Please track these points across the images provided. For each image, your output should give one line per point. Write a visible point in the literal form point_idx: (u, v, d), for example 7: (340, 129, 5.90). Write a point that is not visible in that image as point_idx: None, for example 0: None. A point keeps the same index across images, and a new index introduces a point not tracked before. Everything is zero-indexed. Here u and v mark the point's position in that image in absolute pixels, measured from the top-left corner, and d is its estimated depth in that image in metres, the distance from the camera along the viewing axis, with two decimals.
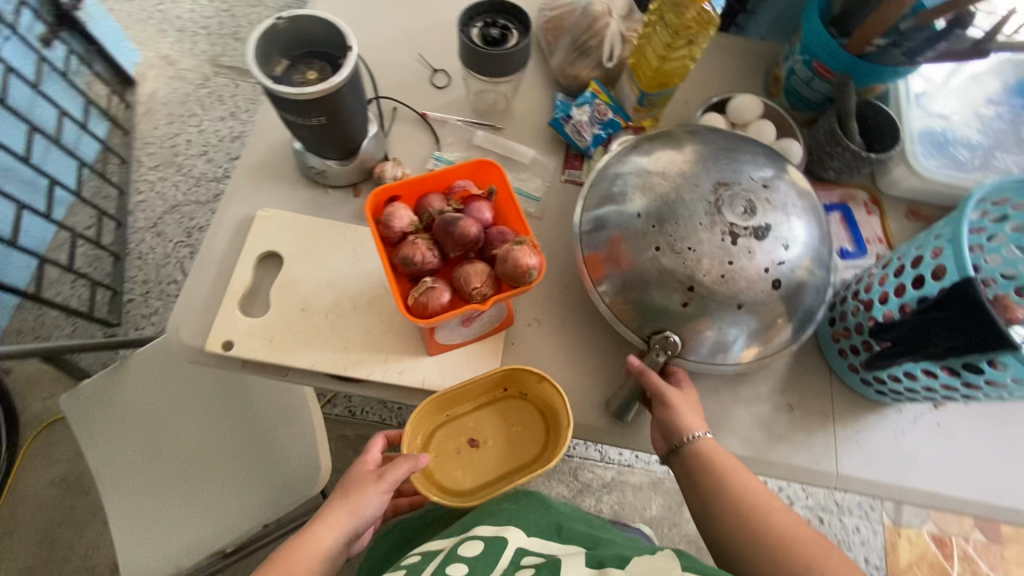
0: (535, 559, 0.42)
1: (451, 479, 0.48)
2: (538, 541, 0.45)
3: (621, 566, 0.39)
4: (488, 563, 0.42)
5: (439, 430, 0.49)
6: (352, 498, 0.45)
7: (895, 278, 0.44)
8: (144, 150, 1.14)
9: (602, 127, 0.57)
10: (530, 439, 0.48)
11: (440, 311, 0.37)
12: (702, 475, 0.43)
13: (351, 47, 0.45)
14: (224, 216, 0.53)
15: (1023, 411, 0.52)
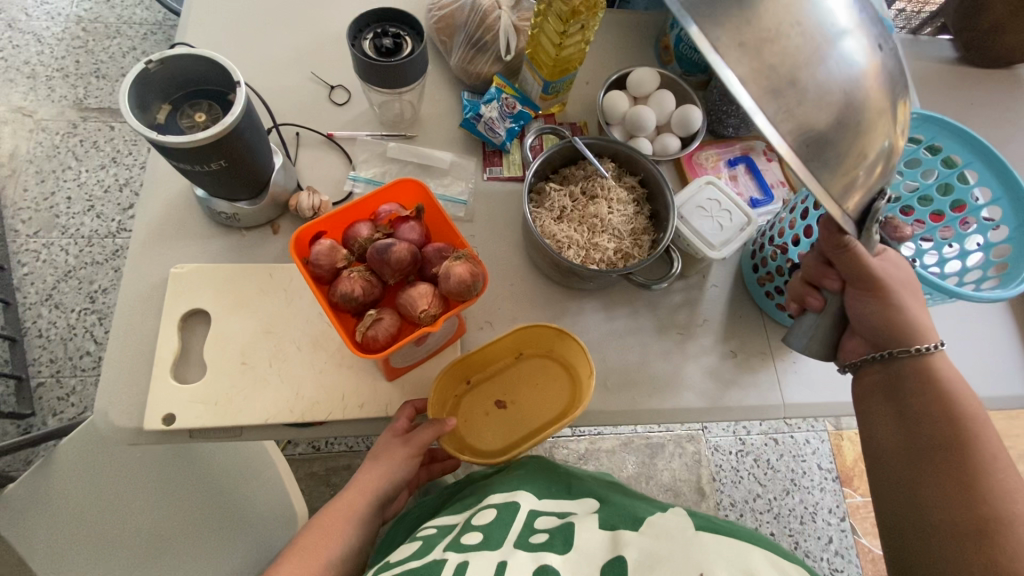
0: (548, 524, 0.41)
1: (480, 440, 0.48)
2: (549, 502, 0.45)
3: (634, 527, 0.40)
4: (500, 527, 0.40)
5: (464, 398, 0.49)
6: (382, 463, 0.46)
7: (801, 221, 0.48)
8: (18, 216, 1.02)
9: (513, 120, 0.58)
10: (556, 391, 0.49)
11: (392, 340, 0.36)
12: (921, 389, 0.41)
13: (239, 82, 0.42)
14: (133, 282, 0.49)
15: (925, 314, 0.58)
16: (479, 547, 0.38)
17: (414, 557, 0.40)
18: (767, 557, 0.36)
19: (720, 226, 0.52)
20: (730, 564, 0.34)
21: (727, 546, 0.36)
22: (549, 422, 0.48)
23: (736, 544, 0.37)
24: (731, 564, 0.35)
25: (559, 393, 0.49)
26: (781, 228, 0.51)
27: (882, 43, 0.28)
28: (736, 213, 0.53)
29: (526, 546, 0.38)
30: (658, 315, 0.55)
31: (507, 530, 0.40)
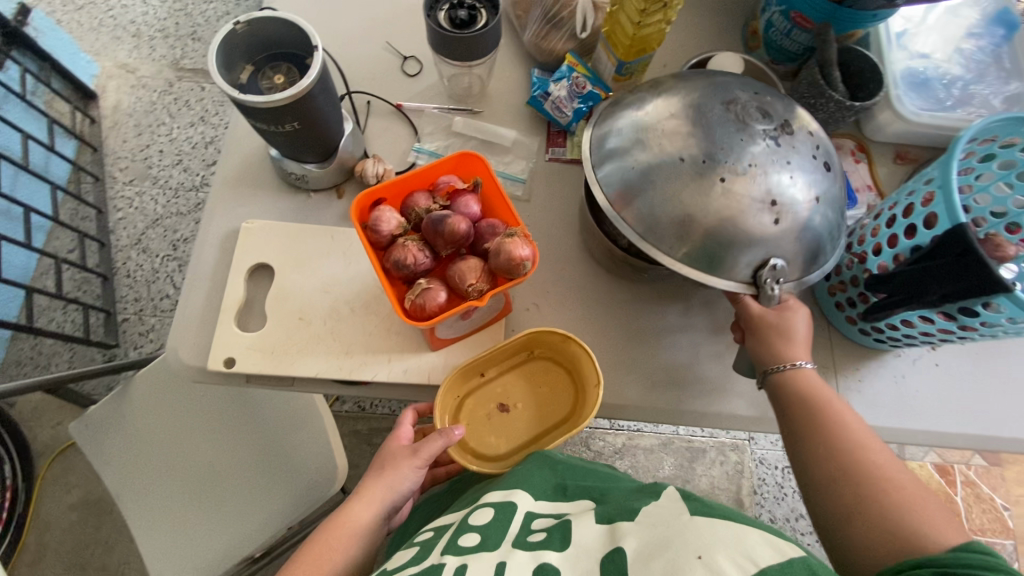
0: (545, 524, 0.41)
1: (482, 444, 0.48)
2: (546, 503, 0.43)
3: (631, 518, 0.38)
4: (499, 529, 0.39)
5: (468, 399, 0.48)
6: (387, 473, 0.46)
7: (887, 228, 0.44)
8: (117, 165, 1.11)
9: (581, 101, 0.55)
10: (561, 397, 0.48)
11: (439, 311, 0.37)
12: (787, 403, 0.44)
13: (317, 46, 0.43)
14: (208, 232, 0.52)
15: (1016, 344, 0.53)
16: (475, 550, 0.37)
17: (411, 563, 0.39)
18: (763, 538, 0.33)
19: None
20: (730, 550, 0.32)
21: (721, 529, 0.33)
22: (551, 430, 0.48)
23: (732, 527, 0.34)
24: (731, 549, 0.32)
25: (562, 399, 0.48)
26: (862, 235, 0.47)
27: (754, 170, 0.40)
28: None
29: (525, 546, 0.37)
30: (713, 316, 0.53)
31: (505, 531, 0.39)
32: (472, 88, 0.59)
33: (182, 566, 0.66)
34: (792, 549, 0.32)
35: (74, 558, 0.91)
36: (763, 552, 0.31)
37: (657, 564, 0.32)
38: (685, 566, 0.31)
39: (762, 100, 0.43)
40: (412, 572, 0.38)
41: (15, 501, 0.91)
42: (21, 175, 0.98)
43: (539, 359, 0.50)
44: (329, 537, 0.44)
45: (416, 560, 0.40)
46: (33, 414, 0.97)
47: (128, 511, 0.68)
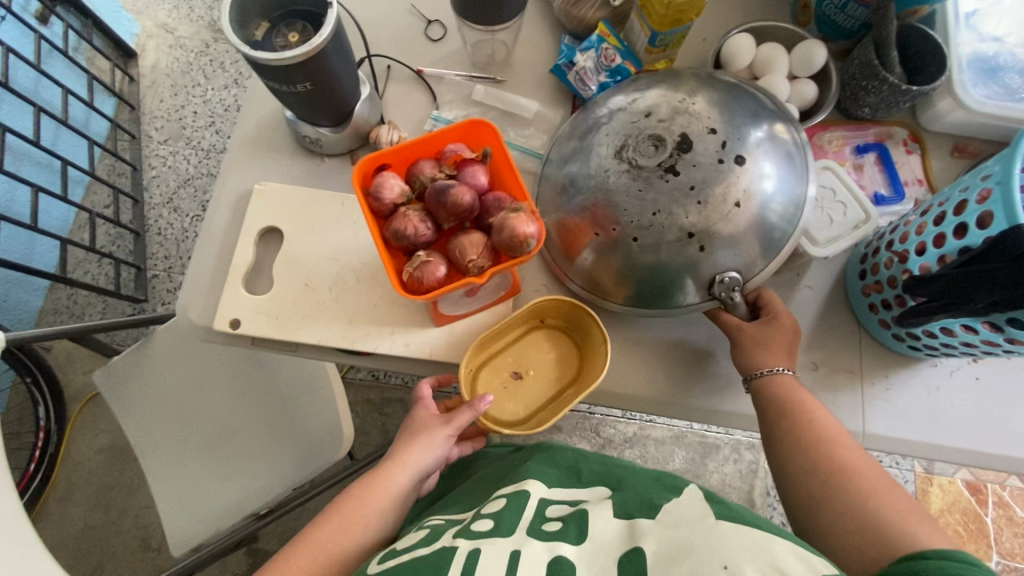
0: (561, 511, 0.41)
1: (500, 412, 0.46)
2: (559, 491, 0.45)
3: (650, 515, 0.37)
4: (513, 514, 0.40)
5: (481, 371, 0.47)
6: (420, 439, 0.46)
7: (934, 227, 0.40)
8: (153, 125, 1.13)
9: (609, 75, 0.53)
10: (570, 360, 0.48)
11: (437, 285, 0.35)
12: (771, 403, 0.43)
13: (332, 3, 0.41)
14: (222, 193, 0.52)
15: None
16: (490, 535, 0.37)
17: (423, 544, 0.39)
18: (790, 547, 0.31)
19: (830, 219, 0.47)
20: (756, 558, 0.30)
21: (745, 535, 0.32)
22: (567, 392, 0.46)
23: (759, 533, 0.32)
24: (757, 557, 0.30)
25: (574, 361, 0.47)
26: (905, 232, 0.43)
27: (642, 212, 0.41)
28: (852, 207, 0.47)
29: (541, 535, 0.37)
30: None
31: (519, 518, 0.39)
32: (496, 55, 0.56)
33: (193, 517, 0.68)
34: (823, 565, 0.30)
35: (100, 498, 0.96)
36: (792, 565, 0.30)
37: (681, 569, 0.31)
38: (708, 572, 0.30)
39: (671, 123, 0.43)
40: (423, 553, 0.37)
41: (48, 440, 0.95)
42: (61, 130, 1.01)
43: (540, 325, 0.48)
44: (366, 491, 0.45)
45: (426, 541, 0.40)
46: (67, 360, 1.01)
47: (146, 460, 0.71)
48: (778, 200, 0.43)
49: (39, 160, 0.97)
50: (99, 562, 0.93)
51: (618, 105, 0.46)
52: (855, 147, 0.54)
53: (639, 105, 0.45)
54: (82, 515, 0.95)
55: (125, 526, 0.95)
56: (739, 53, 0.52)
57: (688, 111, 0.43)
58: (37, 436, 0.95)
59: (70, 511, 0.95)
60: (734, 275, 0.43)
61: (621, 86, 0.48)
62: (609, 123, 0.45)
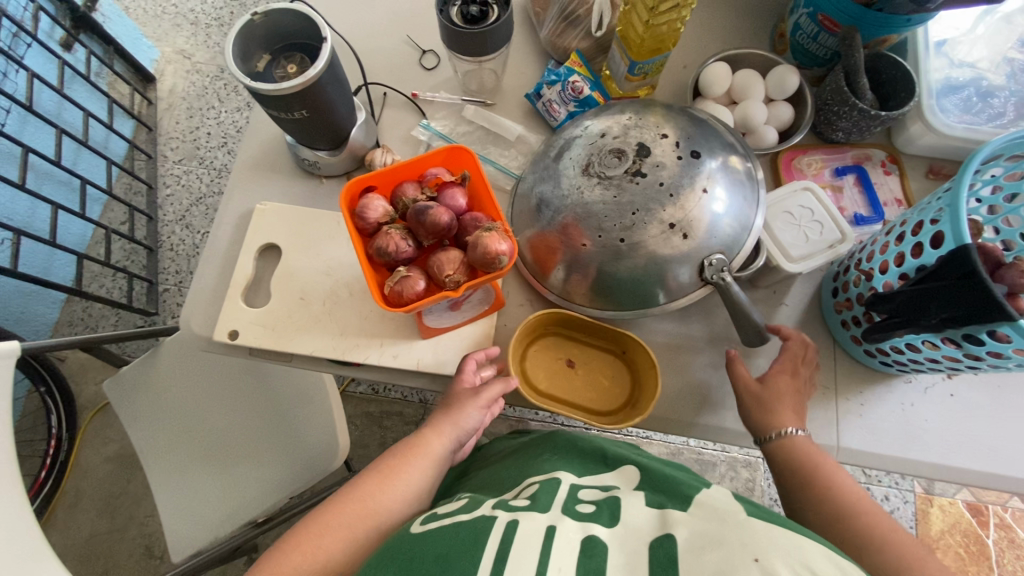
0: (594, 496, 0.42)
1: (532, 370, 0.51)
2: (590, 478, 0.46)
3: (684, 508, 0.38)
4: (548, 495, 0.41)
5: (551, 339, 0.52)
6: (453, 412, 0.47)
7: (895, 246, 0.42)
8: (168, 145, 1.19)
9: (577, 104, 0.55)
10: (608, 394, 0.50)
11: (416, 298, 0.38)
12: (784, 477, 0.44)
13: (327, 38, 0.45)
14: (226, 212, 0.55)
15: None
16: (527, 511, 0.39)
17: (463, 513, 0.41)
18: (818, 547, 0.32)
19: (806, 237, 0.48)
20: (789, 555, 0.31)
21: (780, 535, 0.33)
22: (577, 406, 0.50)
23: (789, 533, 0.33)
24: (788, 555, 0.31)
25: (607, 396, 0.50)
26: (871, 251, 0.44)
27: (603, 225, 0.44)
28: (829, 227, 0.48)
29: (574, 514, 0.39)
30: (710, 324, 0.51)
31: (554, 495, 0.41)
32: (486, 83, 0.60)
33: (194, 523, 0.70)
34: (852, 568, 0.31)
35: (106, 506, 0.99)
36: (821, 564, 0.31)
37: (709, 558, 0.32)
38: (740, 566, 0.31)
39: (626, 142, 0.46)
40: (464, 518, 0.39)
41: (59, 449, 0.98)
42: (82, 150, 1.07)
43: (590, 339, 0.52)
44: (402, 461, 0.46)
45: (465, 511, 0.42)
46: (80, 370, 1.05)
47: (150, 467, 0.73)
48: (730, 212, 0.45)
49: (61, 178, 1.02)
50: (103, 570, 0.96)
51: (578, 128, 0.49)
52: (833, 170, 0.56)
53: (594, 128, 0.48)
54: (88, 522, 0.98)
55: (129, 534, 0.97)
56: (718, 80, 0.54)
57: (639, 127, 0.47)
58: (49, 444, 0.98)
59: (77, 518, 0.98)
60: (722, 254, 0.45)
61: (586, 114, 0.52)
62: (573, 147, 0.48)
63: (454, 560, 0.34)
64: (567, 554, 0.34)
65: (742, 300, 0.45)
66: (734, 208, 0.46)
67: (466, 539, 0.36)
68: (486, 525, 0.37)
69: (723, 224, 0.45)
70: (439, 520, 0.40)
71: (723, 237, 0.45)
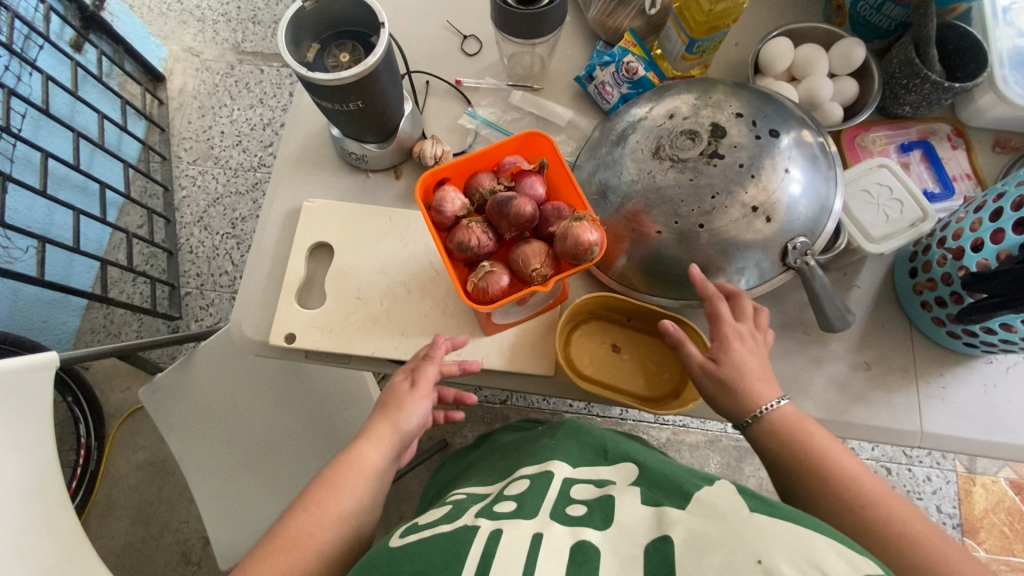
0: (585, 496, 0.38)
1: (576, 351, 0.49)
2: (585, 470, 0.43)
3: (681, 505, 0.34)
4: (536, 496, 0.38)
5: (597, 322, 0.50)
6: (393, 412, 0.43)
7: (991, 222, 0.40)
8: (182, 145, 1.16)
9: (631, 86, 0.53)
10: (658, 380, 0.48)
11: (501, 295, 0.36)
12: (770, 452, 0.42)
13: (383, 24, 0.42)
14: (271, 211, 0.53)
15: None
16: (512, 516, 0.35)
17: (444, 523, 0.38)
18: (829, 543, 0.28)
19: (886, 215, 0.46)
20: (791, 552, 0.27)
21: (784, 531, 0.29)
22: (620, 391, 0.48)
23: (796, 528, 0.29)
24: (795, 550, 0.27)
25: (654, 382, 0.48)
26: (959, 229, 0.43)
27: (679, 213, 0.42)
28: (909, 205, 0.46)
29: (564, 519, 0.35)
30: (782, 311, 0.50)
31: (542, 499, 0.37)
32: (533, 68, 0.57)
33: (240, 530, 0.69)
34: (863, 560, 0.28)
35: (139, 514, 0.97)
36: (829, 560, 0.27)
37: (709, 560, 0.28)
38: (741, 569, 0.27)
39: (698, 123, 0.44)
40: (446, 531, 0.36)
41: (89, 457, 0.96)
42: (96, 153, 1.04)
43: (635, 321, 0.50)
44: (339, 473, 0.40)
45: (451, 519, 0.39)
46: (105, 378, 1.03)
47: (190, 475, 0.71)
48: (811, 193, 0.43)
49: (77, 183, 0.99)
50: None
51: (641, 110, 0.47)
52: (899, 146, 0.54)
53: (659, 110, 0.46)
54: (123, 531, 0.97)
55: (164, 541, 0.96)
56: (780, 56, 0.52)
57: (710, 106, 0.45)
58: (78, 454, 0.97)
59: (111, 527, 0.97)
60: (805, 239, 0.43)
61: (644, 96, 0.49)
62: (638, 131, 0.46)
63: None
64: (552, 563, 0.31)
65: (823, 286, 0.44)
66: (814, 189, 0.44)
67: (443, 555, 0.32)
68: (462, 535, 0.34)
69: (804, 206, 0.43)
70: (421, 532, 0.37)
71: (805, 220, 0.43)
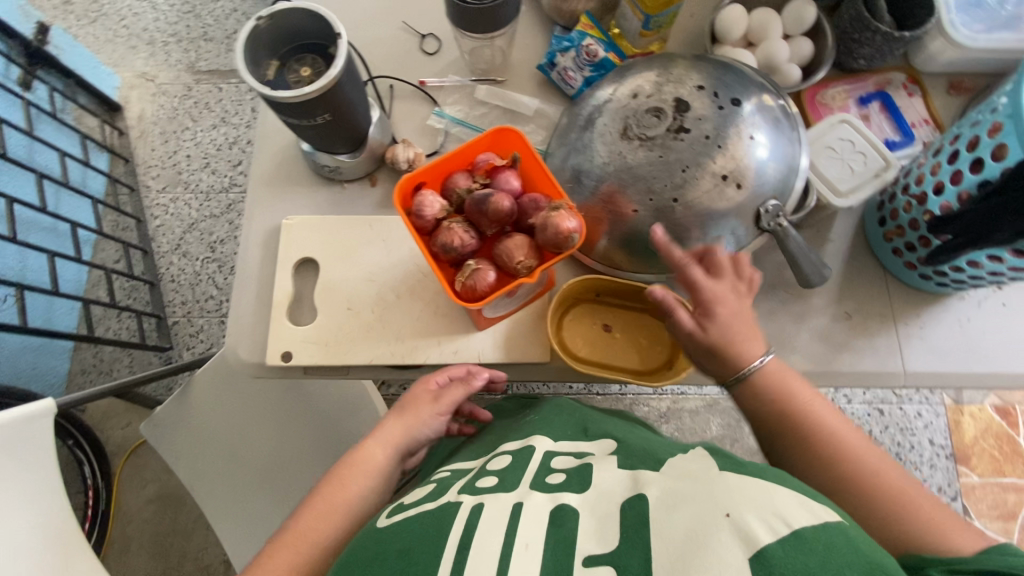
0: (565, 464, 0.40)
1: (570, 337, 0.50)
2: (567, 444, 0.44)
3: (655, 468, 0.36)
4: (518, 470, 0.40)
5: (587, 306, 0.51)
6: (408, 415, 0.46)
7: (949, 166, 0.42)
8: (149, 174, 1.14)
9: (592, 69, 0.54)
10: (651, 354, 0.49)
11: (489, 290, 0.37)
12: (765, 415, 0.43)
13: (340, 34, 0.43)
14: (251, 232, 0.53)
15: None
16: (493, 490, 0.37)
17: (428, 500, 0.40)
18: (791, 494, 0.30)
19: (852, 169, 0.47)
20: (760, 506, 0.28)
21: (752, 484, 0.30)
22: (617, 369, 0.49)
23: (760, 482, 0.30)
24: (759, 504, 0.29)
25: (648, 356, 0.49)
26: (920, 175, 0.44)
27: (652, 191, 0.44)
28: (872, 156, 0.47)
29: (544, 487, 0.37)
30: (763, 272, 0.51)
31: (522, 472, 0.40)
32: (494, 60, 0.57)
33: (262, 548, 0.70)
34: (827, 512, 0.29)
35: (157, 547, 0.98)
36: (795, 513, 0.28)
37: (680, 516, 0.30)
38: (711, 522, 0.28)
39: (661, 100, 0.45)
40: (430, 507, 0.38)
41: (98, 496, 0.96)
42: (62, 192, 1.02)
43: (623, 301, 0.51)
44: (347, 473, 0.44)
45: (437, 496, 0.40)
46: (103, 417, 1.02)
47: (204, 501, 0.72)
48: (777, 156, 0.45)
49: (47, 225, 0.98)
50: None
51: (606, 92, 0.48)
52: (857, 99, 0.56)
53: (623, 90, 0.47)
54: (143, 565, 0.97)
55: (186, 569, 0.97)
56: (735, 23, 0.53)
57: (671, 81, 0.46)
58: (87, 495, 0.96)
59: (131, 563, 0.97)
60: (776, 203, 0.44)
61: (606, 78, 0.50)
62: (604, 113, 0.47)
63: (415, 556, 0.33)
64: (534, 532, 0.32)
65: (797, 244, 0.45)
66: (781, 152, 0.45)
67: (428, 530, 0.35)
68: (445, 513, 0.36)
69: (771, 170, 0.44)
70: (408, 510, 0.39)
71: (775, 183, 0.45)
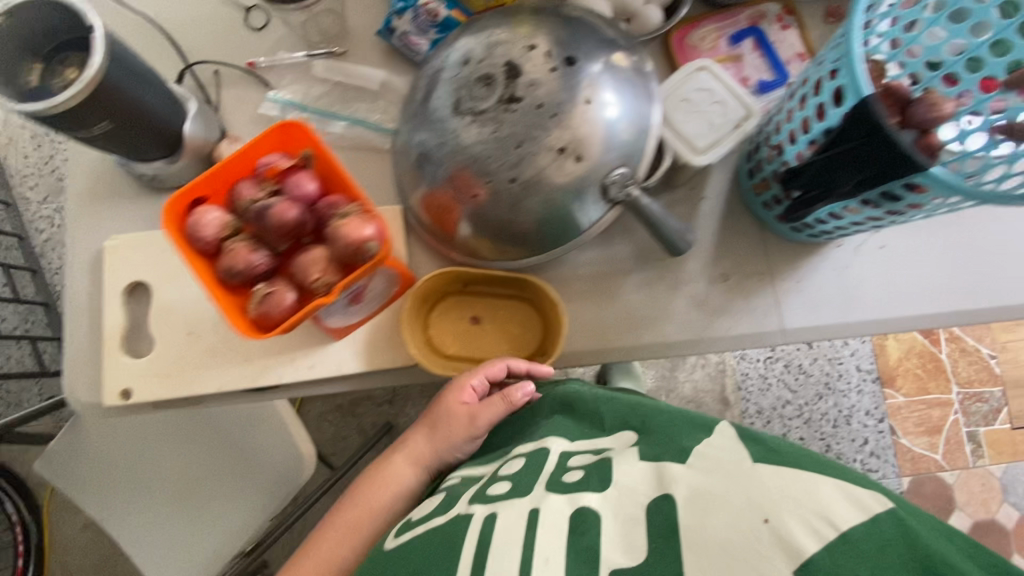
0: (585, 460, 0.38)
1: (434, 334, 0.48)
2: (584, 442, 0.41)
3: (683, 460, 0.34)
4: (532, 474, 0.38)
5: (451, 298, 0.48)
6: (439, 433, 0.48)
7: (800, 112, 0.38)
8: (27, 185, 1.04)
9: (437, 31, 0.48)
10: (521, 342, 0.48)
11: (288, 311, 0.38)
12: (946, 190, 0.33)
13: (94, 26, 0.36)
14: (75, 259, 0.48)
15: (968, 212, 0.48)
16: (507, 497, 0.36)
17: (438, 512, 0.39)
18: (835, 487, 0.30)
19: (710, 123, 0.44)
20: (799, 506, 0.29)
21: (796, 482, 0.30)
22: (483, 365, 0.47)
23: (799, 474, 0.31)
24: (802, 505, 0.29)
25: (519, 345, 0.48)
26: (778, 123, 0.41)
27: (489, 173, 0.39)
28: (731, 105, 0.44)
29: (560, 486, 0.36)
30: (635, 242, 0.48)
31: (537, 475, 0.38)
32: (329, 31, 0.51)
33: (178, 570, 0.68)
34: (874, 501, 0.29)
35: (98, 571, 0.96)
36: (841, 509, 0.29)
37: (713, 522, 0.30)
38: (751, 529, 0.29)
39: (490, 68, 0.40)
40: (440, 521, 0.38)
41: (27, 531, 0.93)
42: None
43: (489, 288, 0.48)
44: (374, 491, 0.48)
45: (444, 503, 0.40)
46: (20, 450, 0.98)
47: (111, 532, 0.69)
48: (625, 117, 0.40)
49: None
50: None
51: (437, 62, 0.42)
52: (728, 39, 0.51)
53: (453, 58, 0.42)
54: None
55: None
56: None
57: (504, 43, 0.41)
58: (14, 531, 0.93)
59: None
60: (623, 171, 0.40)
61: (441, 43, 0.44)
62: (435, 87, 0.42)
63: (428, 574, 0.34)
64: (541, 539, 0.33)
65: (654, 213, 0.42)
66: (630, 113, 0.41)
67: (439, 548, 0.35)
68: (588, 482, 0.35)
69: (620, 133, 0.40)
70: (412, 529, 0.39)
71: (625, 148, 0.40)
